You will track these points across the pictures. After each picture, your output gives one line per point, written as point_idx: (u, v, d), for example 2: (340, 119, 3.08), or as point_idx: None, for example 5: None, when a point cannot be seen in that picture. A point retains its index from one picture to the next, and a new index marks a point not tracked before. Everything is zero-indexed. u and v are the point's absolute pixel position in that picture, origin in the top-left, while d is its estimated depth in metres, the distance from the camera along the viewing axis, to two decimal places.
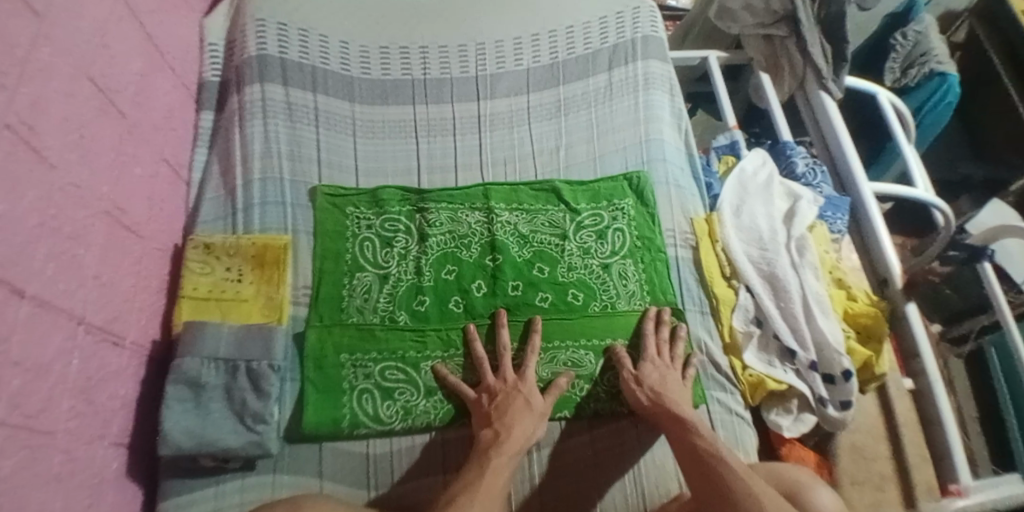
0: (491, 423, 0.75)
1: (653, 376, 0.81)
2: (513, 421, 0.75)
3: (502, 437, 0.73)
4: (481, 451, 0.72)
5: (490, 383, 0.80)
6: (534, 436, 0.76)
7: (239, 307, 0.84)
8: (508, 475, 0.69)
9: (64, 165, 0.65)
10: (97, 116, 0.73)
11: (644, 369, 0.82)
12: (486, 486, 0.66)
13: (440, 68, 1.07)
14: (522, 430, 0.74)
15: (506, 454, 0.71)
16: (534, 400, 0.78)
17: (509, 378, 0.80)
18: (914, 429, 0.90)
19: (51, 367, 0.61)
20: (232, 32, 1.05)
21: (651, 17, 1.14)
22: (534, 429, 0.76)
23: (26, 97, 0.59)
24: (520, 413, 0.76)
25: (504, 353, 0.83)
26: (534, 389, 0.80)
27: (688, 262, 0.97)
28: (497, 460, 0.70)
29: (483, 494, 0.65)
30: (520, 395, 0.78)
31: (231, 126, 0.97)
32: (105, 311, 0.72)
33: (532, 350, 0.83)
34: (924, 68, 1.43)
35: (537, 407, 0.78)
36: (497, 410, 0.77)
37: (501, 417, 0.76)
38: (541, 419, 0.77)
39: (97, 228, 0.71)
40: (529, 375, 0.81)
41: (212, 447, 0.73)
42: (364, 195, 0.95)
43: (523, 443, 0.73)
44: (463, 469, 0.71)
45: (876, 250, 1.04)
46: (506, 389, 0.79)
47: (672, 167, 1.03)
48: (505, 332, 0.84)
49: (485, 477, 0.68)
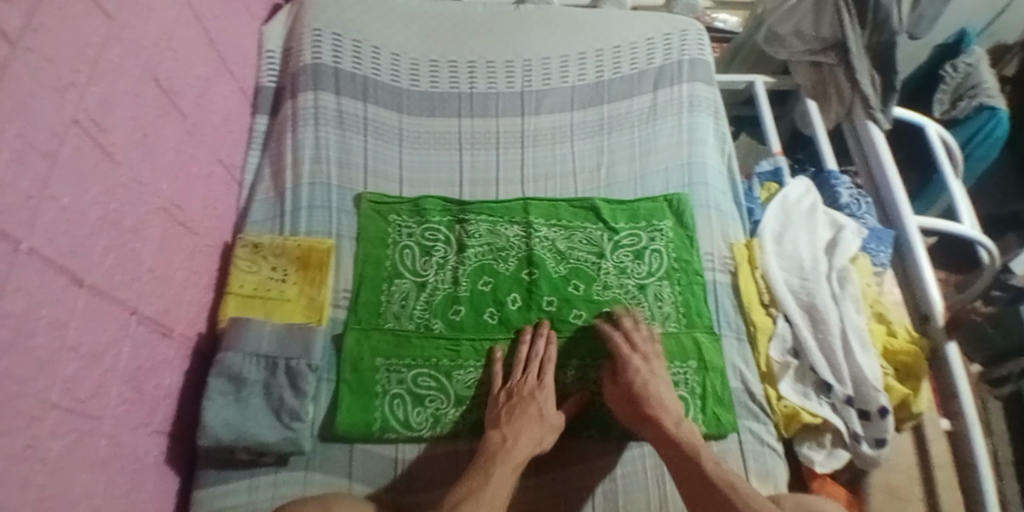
0: (500, 426, 0.76)
1: (637, 383, 0.79)
2: (522, 427, 0.76)
3: (508, 443, 0.74)
4: (488, 453, 0.73)
5: (513, 384, 0.82)
6: (540, 445, 0.76)
7: (282, 306, 0.86)
8: (512, 486, 0.70)
9: (129, 162, 0.69)
10: (161, 116, 0.76)
11: (628, 377, 0.80)
12: (491, 491, 0.67)
13: (486, 82, 1.09)
14: (529, 439, 0.75)
15: (511, 461, 0.72)
16: (547, 408, 0.79)
17: (528, 382, 0.81)
18: (948, 471, 0.87)
19: (106, 353, 0.64)
20: (290, 40, 1.09)
21: (698, 38, 1.14)
22: (538, 442, 0.76)
23: (95, 95, 0.63)
24: (531, 422, 0.77)
25: (535, 359, 0.84)
26: (548, 398, 0.80)
27: (726, 286, 0.96)
28: (500, 468, 0.70)
29: (489, 499, 0.66)
30: (534, 403, 0.79)
31: (284, 131, 1.01)
32: (157, 302, 0.75)
33: (549, 360, 0.84)
34: (973, 101, 1.38)
35: (547, 416, 0.78)
36: (509, 413, 0.78)
37: (509, 422, 0.76)
38: (550, 429, 0.78)
39: (155, 223, 0.74)
40: (547, 381, 0.82)
41: (249, 440, 0.75)
42: (406, 203, 0.97)
43: (527, 453, 0.74)
44: (467, 473, 0.71)
45: (918, 284, 1.02)
46: (522, 395, 0.80)
47: (714, 191, 1.02)
48: (544, 344, 0.85)
49: (491, 483, 0.68)
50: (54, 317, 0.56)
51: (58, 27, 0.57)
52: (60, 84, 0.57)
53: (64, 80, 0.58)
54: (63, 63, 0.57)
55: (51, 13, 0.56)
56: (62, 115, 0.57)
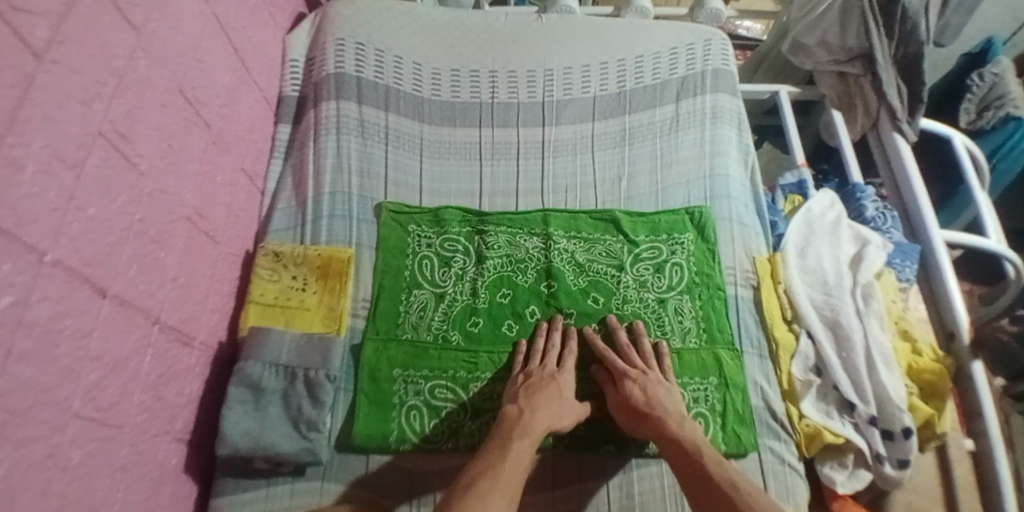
0: (518, 400, 0.78)
1: (635, 391, 0.79)
2: (540, 402, 0.77)
3: (526, 415, 0.76)
4: (506, 428, 0.75)
5: (530, 367, 0.83)
6: (557, 422, 0.77)
7: (302, 314, 0.86)
8: (529, 458, 0.71)
9: (153, 173, 0.69)
10: (186, 126, 0.77)
11: (626, 387, 0.80)
12: (506, 468, 0.68)
13: (508, 93, 1.09)
14: (546, 414, 0.76)
15: (528, 437, 0.73)
16: (566, 390, 0.81)
17: (548, 366, 0.83)
18: (971, 493, 0.84)
19: (128, 361, 0.65)
20: (314, 49, 1.10)
21: (722, 48, 1.12)
22: (556, 419, 0.77)
23: (121, 107, 0.63)
24: (550, 400, 0.78)
25: (551, 349, 0.86)
26: (568, 381, 0.82)
27: (748, 301, 0.94)
28: (518, 444, 0.72)
29: (506, 476, 0.67)
30: (554, 382, 0.80)
31: (306, 141, 1.02)
32: (179, 311, 0.75)
33: (569, 351, 0.86)
34: (1000, 111, 1.33)
35: (565, 400, 0.80)
36: (527, 389, 0.79)
37: (528, 397, 0.78)
38: (567, 411, 0.80)
39: (178, 232, 0.75)
40: (567, 365, 0.84)
41: (267, 450, 0.76)
42: (426, 214, 0.97)
43: (545, 426, 0.76)
44: (485, 448, 0.73)
45: (944, 301, 0.99)
46: (542, 376, 0.81)
47: (737, 203, 1.01)
48: (557, 334, 0.87)
49: (507, 457, 0.70)
50: (78, 326, 0.56)
51: (86, 40, 0.58)
52: (87, 96, 0.58)
53: (91, 92, 0.58)
54: (90, 75, 0.58)
55: (79, 26, 0.57)
56: (89, 126, 0.58)
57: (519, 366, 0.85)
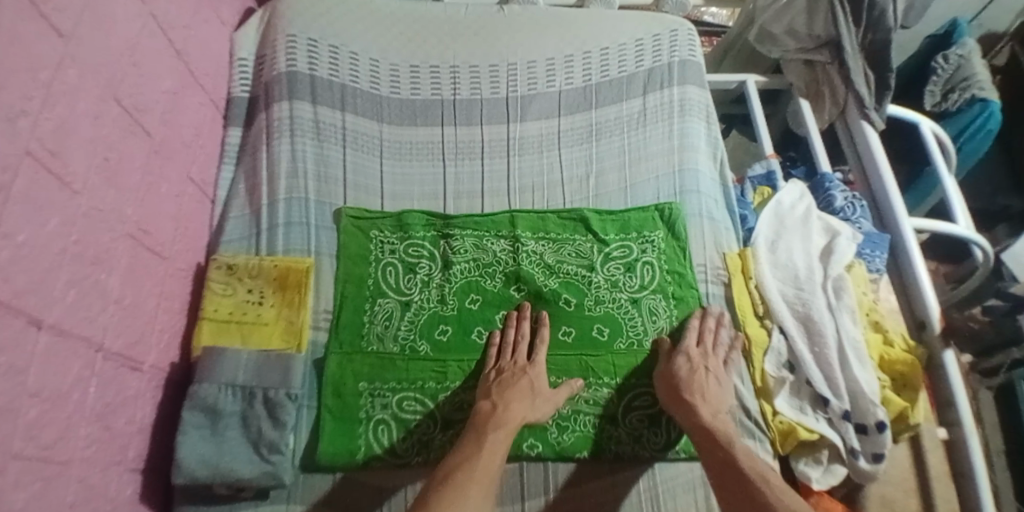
0: (491, 396, 0.78)
1: (683, 369, 0.81)
2: (513, 397, 0.77)
3: (500, 410, 0.75)
4: (480, 424, 0.74)
5: (502, 364, 0.82)
6: (533, 414, 0.77)
7: (259, 330, 0.82)
8: (504, 451, 0.71)
9: (90, 189, 0.64)
10: (126, 137, 0.72)
11: (676, 362, 0.82)
12: (482, 462, 0.69)
13: (470, 89, 1.05)
14: (520, 406, 0.76)
15: (503, 429, 0.73)
16: (538, 382, 0.80)
17: (519, 360, 0.82)
18: (946, 482, 0.85)
19: (70, 395, 0.60)
20: (263, 47, 1.04)
21: (689, 38, 1.10)
22: (531, 410, 0.77)
23: (50, 122, 0.58)
24: (523, 395, 0.78)
25: (521, 341, 0.84)
26: (540, 373, 0.81)
27: (720, 298, 0.93)
28: (492, 436, 0.72)
29: (482, 468, 0.68)
30: (526, 376, 0.80)
31: (258, 144, 0.97)
32: (124, 335, 0.70)
33: (542, 341, 0.85)
34: (966, 93, 1.34)
35: (538, 391, 0.80)
36: (500, 385, 0.79)
37: (500, 391, 0.78)
38: (543, 403, 0.79)
39: (120, 251, 0.69)
40: (539, 359, 0.83)
41: (226, 476, 0.72)
42: (389, 218, 0.93)
43: (520, 418, 0.75)
44: (459, 444, 0.72)
45: (914, 287, 0.99)
46: (513, 370, 0.81)
47: (706, 198, 0.99)
48: (527, 324, 0.85)
49: (483, 451, 0.70)
50: (13, 362, 0.52)
51: (9, 52, 0.52)
52: (12, 113, 0.52)
53: (15, 108, 0.53)
54: (14, 90, 0.53)
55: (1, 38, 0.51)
56: (14, 146, 0.53)
57: (492, 359, 0.83)
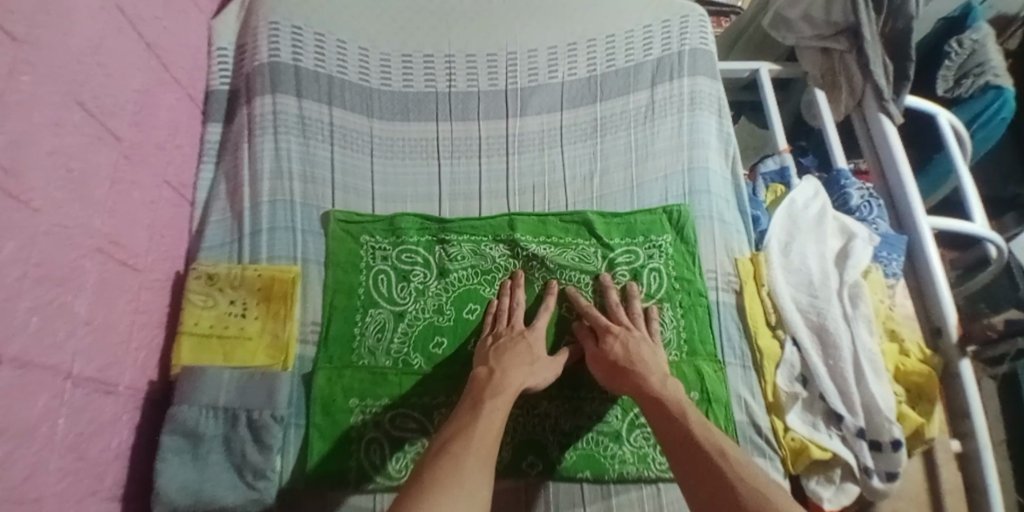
0: (488, 362, 0.73)
1: (616, 348, 0.75)
2: (510, 362, 0.73)
3: (496, 376, 0.70)
4: (477, 390, 0.69)
5: (500, 329, 0.79)
6: (530, 379, 0.72)
7: (242, 346, 0.77)
8: (504, 417, 0.65)
9: (52, 207, 0.58)
10: (91, 145, 0.66)
11: (607, 343, 0.76)
12: (479, 427, 0.63)
13: (467, 80, 0.98)
14: (518, 373, 0.71)
15: (497, 394, 0.68)
16: (537, 347, 0.76)
17: (516, 326, 0.79)
18: (959, 498, 0.82)
19: (38, 429, 0.55)
20: (243, 37, 0.97)
21: (700, 24, 1.03)
22: (529, 375, 0.72)
23: (5, 137, 0.52)
24: (519, 361, 0.73)
25: (517, 309, 0.81)
26: (539, 338, 0.78)
27: (731, 307, 0.88)
28: (489, 403, 0.66)
29: (479, 434, 0.62)
30: (523, 340, 0.76)
31: (240, 141, 0.90)
32: (97, 359, 0.65)
33: (545, 309, 0.82)
34: (980, 80, 1.27)
35: (536, 356, 0.75)
36: (496, 350, 0.75)
37: (496, 358, 0.74)
38: (541, 368, 0.74)
39: (88, 268, 0.64)
40: (536, 325, 0.79)
41: (210, 504, 0.70)
42: (380, 222, 0.88)
43: (518, 384, 0.70)
44: (458, 411, 0.67)
45: (934, 297, 0.94)
46: (511, 335, 0.78)
47: (717, 199, 0.94)
48: (521, 292, 0.83)
49: (478, 419, 0.64)
50: None
51: None
52: None
53: None
54: None
55: None
56: None
57: (487, 327, 0.81)
